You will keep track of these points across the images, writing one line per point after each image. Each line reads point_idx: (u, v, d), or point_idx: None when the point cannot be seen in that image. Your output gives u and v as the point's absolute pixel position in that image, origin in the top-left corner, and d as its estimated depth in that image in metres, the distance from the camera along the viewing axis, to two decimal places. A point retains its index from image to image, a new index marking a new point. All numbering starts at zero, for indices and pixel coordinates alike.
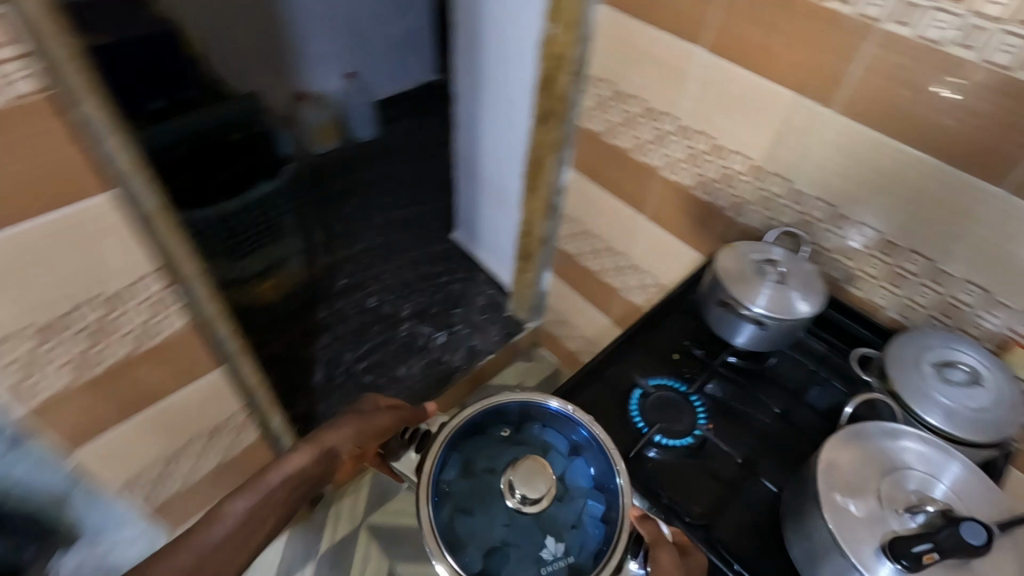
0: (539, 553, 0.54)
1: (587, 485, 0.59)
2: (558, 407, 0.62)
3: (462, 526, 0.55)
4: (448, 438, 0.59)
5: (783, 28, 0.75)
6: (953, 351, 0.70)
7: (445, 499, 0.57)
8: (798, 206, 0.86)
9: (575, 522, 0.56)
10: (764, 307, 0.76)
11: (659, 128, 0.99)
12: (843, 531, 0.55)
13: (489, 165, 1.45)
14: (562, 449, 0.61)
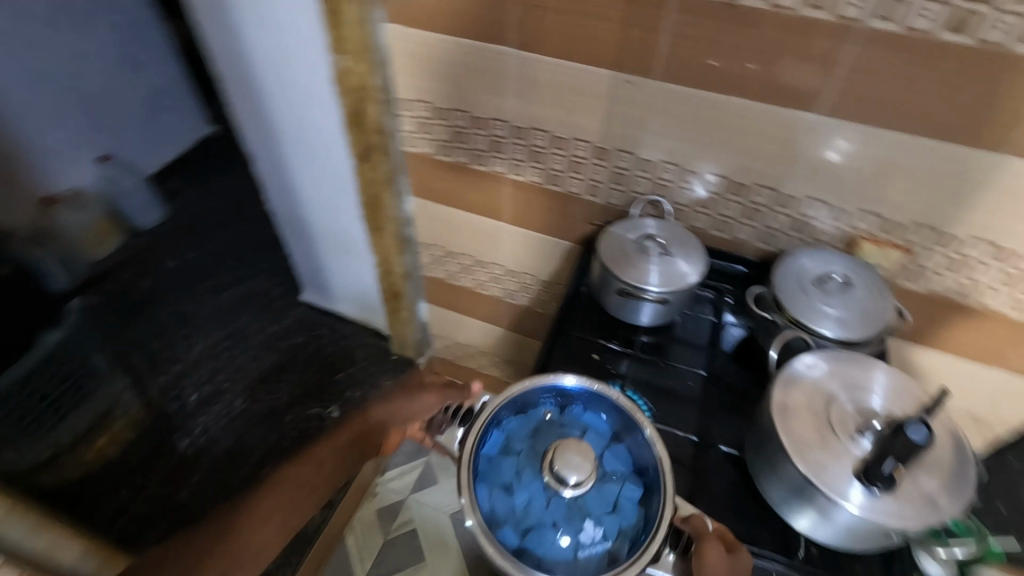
0: (577, 535, 0.63)
1: (624, 470, 0.68)
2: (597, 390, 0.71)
3: (503, 503, 0.64)
4: (492, 416, 0.68)
5: (584, 12, 0.74)
6: (824, 266, 0.78)
7: (487, 478, 0.65)
8: (648, 174, 0.88)
9: (611, 506, 0.65)
10: (659, 284, 0.78)
11: (492, 135, 0.95)
12: (817, 476, 0.58)
13: (316, 218, 1.29)
14: (599, 434, 0.71)
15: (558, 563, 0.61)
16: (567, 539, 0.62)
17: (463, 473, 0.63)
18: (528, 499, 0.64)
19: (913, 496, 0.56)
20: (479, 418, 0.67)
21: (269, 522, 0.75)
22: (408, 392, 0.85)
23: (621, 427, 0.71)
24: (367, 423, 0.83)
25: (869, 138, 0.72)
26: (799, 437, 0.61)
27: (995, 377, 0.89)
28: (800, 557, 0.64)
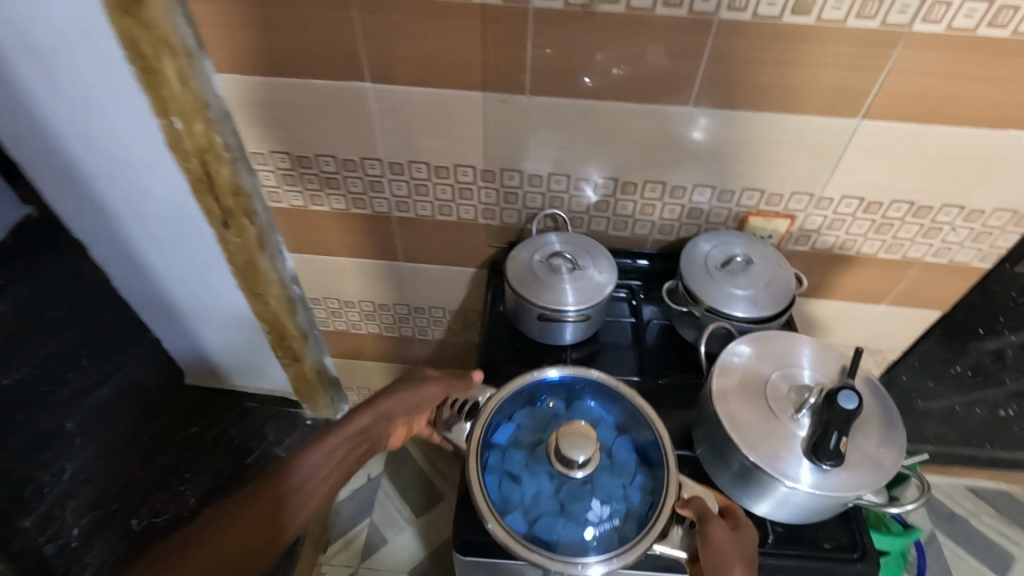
0: (587, 517, 0.63)
1: (635, 460, 0.68)
2: (600, 379, 0.73)
3: (511, 492, 0.65)
4: (499, 406, 0.71)
5: (443, 36, 0.69)
6: (727, 249, 0.79)
7: (495, 470, 0.67)
8: (541, 188, 0.85)
9: (620, 493, 0.65)
10: (576, 303, 0.75)
11: (367, 176, 0.87)
12: (767, 462, 0.59)
13: (184, 291, 1.10)
14: (608, 425, 0.71)
15: (568, 546, 0.61)
16: (575, 523, 0.63)
17: (471, 458, 0.65)
18: (537, 490, 0.65)
19: (857, 462, 0.59)
20: (485, 407, 0.70)
21: (259, 537, 0.62)
22: (413, 380, 0.76)
23: (631, 416, 0.71)
24: (375, 416, 0.72)
25: (725, 119, 0.74)
26: (745, 428, 0.61)
27: (878, 310, 0.98)
28: (769, 544, 0.65)
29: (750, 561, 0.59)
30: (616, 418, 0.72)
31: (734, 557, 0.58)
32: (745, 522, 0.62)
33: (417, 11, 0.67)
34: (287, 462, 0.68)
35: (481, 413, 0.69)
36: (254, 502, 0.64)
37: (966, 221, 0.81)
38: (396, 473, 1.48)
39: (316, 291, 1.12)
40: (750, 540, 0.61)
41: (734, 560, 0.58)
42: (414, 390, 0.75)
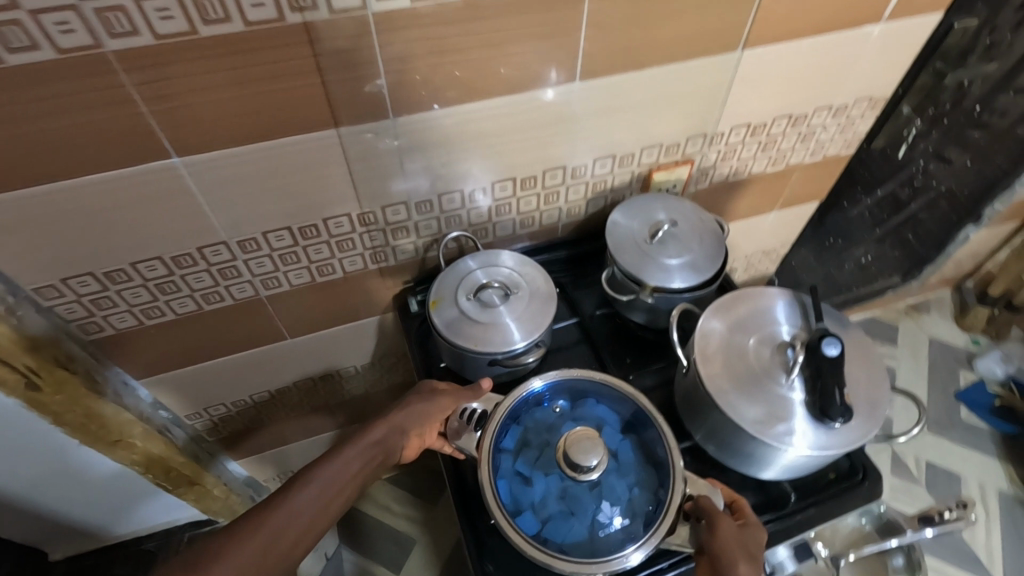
0: (597, 517, 0.57)
1: (643, 460, 0.61)
2: (603, 379, 0.65)
3: (522, 492, 0.59)
4: (507, 411, 0.63)
5: (264, 74, 0.51)
6: (649, 219, 0.75)
7: (507, 472, 0.60)
8: (432, 212, 0.73)
9: (629, 493, 0.58)
10: (526, 336, 0.65)
11: (214, 265, 0.67)
12: (781, 442, 0.56)
13: (13, 481, 0.79)
14: (613, 425, 0.63)
15: (574, 546, 0.55)
16: (583, 524, 0.57)
17: (481, 465, 0.59)
18: (547, 490, 0.59)
19: (862, 411, 0.57)
20: (495, 412, 0.62)
21: (285, 554, 0.52)
22: (422, 395, 0.64)
23: (638, 413, 0.63)
24: (390, 428, 0.61)
25: (612, 86, 0.66)
26: (748, 413, 0.58)
27: (769, 218, 1.02)
28: (793, 502, 0.65)
29: (758, 562, 0.52)
30: (624, 421, 0.64)
31: (737, 554, 0.51)
32: (751, 520, 0.55)
33: (220, 53, 0.48)
34: (302, 473, 0.57)
35: (489, 421, 0.62)
36: (268, 519, 0.53)
37: (834, 118, 0.84)
38: (353, 539, 1.32)
39: (189, 407, 0.89)
40: (757, 538, 0.53)
41: (737, 561, 0.51)
42: (422, 399, 0.64)
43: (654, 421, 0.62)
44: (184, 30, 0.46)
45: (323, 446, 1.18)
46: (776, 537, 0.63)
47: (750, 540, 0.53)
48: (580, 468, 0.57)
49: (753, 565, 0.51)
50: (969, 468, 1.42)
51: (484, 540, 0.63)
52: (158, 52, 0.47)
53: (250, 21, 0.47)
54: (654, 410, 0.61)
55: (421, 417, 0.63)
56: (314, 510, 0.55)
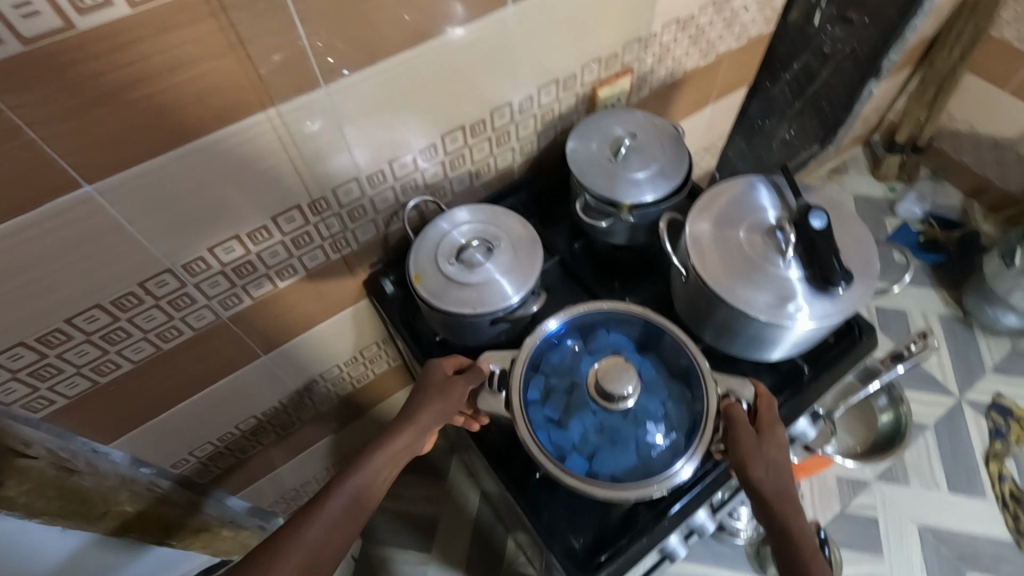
0: (642, 439, 0.56)
1: (666, 375, 0.61)
2: (609, 306, 0.64)
3: (563, 436, 0.57)
4: (526, 363, 0.60)
5: (167, 62, 0.43)
6: (607, 138, 0.72)
7: (543, 421, 0.58)
8: (385, 182, 0.67)
9: (665, 409, 0.58)
10: (519, 288, 0.62)
11: (163, 298, 0.59)
12: (792, 322, 0.57)
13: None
14: (629, 349, 0.63)
15: (628, 473, 0.55)
16: (630, 450, 0.56)
17: (517, 421, 0.56)
18: (585, 428, 0.57)
19: (858, 274, 0.60)
20: (515, 366, 0.59)
21: (327, 560, 0.50)
22: (437, 387, 0.60)
23: (650, 331, 0.63)
24: (415, 428, 0.58)
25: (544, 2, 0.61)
26: (756, 300, 0.58)
27: (705, 113, 1.03)
28: (807, 372, 0.68)
29: (779, 462, 0.54)
30: (638, 342, 0.63)
31: (754, 460, 0.53)
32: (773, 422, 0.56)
33: (108, 46, 0.40)
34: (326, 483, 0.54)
35: (513, 378, 0.59)
36: (297, 534, 0.50)
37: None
38: (374, 534, 1.30)
39: (173, 457, 0.82)
40: (779, 442, 0.55)
41: (756, 468, 0.53)
42: (440, 391, 0.59)
43: (672, 339, 0.62)
44: (57, 27, 0.38)
45: (321, 455, 1.12)
46: (801, 406, 0.66)
47: (772, 445, 0.55)
48: (612, 398, 0.57)
49: (772, 467, 0.53)
50: (912, 302, 1.55)
51: (536, 494, 0.62)
52: (31, 62, 0.38)
53: (135, 1, 0.39)
54: (670, 323, 0.61)
55: (442, 409, 0.59)
56: (346, 522, 0.52)
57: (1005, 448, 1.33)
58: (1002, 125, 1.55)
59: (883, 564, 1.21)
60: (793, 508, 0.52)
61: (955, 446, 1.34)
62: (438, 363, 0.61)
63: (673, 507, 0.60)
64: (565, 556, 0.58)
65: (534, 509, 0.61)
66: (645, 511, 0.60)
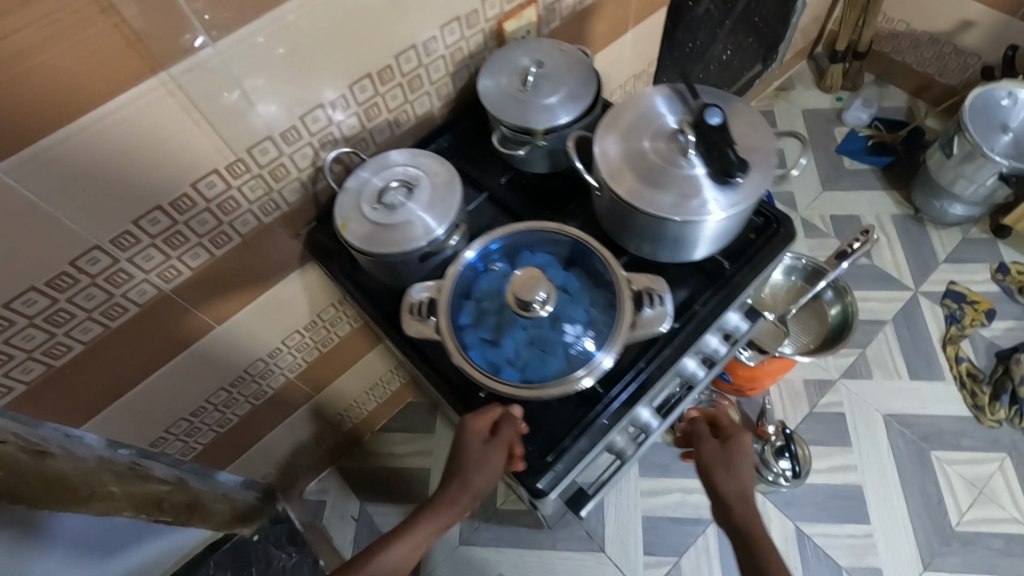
0: (569, 343, 0.59)
1: (591, 283, 0.64)
2: (528, 228, 0.66)
3: (496, 351, 0.61)
4: (452, 290, 0.63)
5: (42, 32, 0.45)
6: (516, 68, 0.74)
7: (475, 340, 0.61)
8: (302, 138, 0.68)
9: (589, 313, 0.61)
10: (441, 220, 0.65)
11: (98, 275, 0.61)
12: (704, 217, 0.61)
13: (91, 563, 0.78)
14: (554, 264, 0.65)
15: (557, 375, 0.59)
16: (558, 355, 0.59)
17: (448, 345, 0.60)
18: (516, 342, 0.61)
19: (758, 162, 0.62)
20: (441, 294, 0.62)
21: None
22: (475, 453, 0.62)
23: (571, 245, 0.66)
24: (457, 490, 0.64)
25: None
26: (668, 202, 0.61)
27: (627, 39, 1.04)
28: (729, 268, 0.71)
29: (741, 469, 0.64)
30: (561, 257, 0.66)
31: (716, 467, 0.65)
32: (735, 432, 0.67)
33: None
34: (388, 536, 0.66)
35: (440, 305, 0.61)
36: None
37: None
38: (371, 493, 1.35)
39: (150, 435, 0.85)
40: (740, 447, 0.65)
41: (714, 471, 0.64)
42: (480, 462, 0.62)
43: (590, 248, 0.65)
44: None
45: (304, 424, 1.16)
46: (726, 300, 0.70)
47: (735, 451, 0.65)
48: (532, 308, 0.60)
49: (733, 472, 0.64)
50: (864, 206, 1.59)
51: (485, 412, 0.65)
52: None
53: None
54: (586, 234, 0.63)
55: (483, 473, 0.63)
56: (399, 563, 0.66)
57: (960, 331, 1.39)
58: (935, 21, 1.56)
59: (852, 454, 1.28)
60: (752, 510, 0.62)
61: (914, 335, 1.40)
62: (470, 426, 0.62)
63: (610, 404, 0.65)
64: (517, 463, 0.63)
65: None
66: (586, 412, 0.64)
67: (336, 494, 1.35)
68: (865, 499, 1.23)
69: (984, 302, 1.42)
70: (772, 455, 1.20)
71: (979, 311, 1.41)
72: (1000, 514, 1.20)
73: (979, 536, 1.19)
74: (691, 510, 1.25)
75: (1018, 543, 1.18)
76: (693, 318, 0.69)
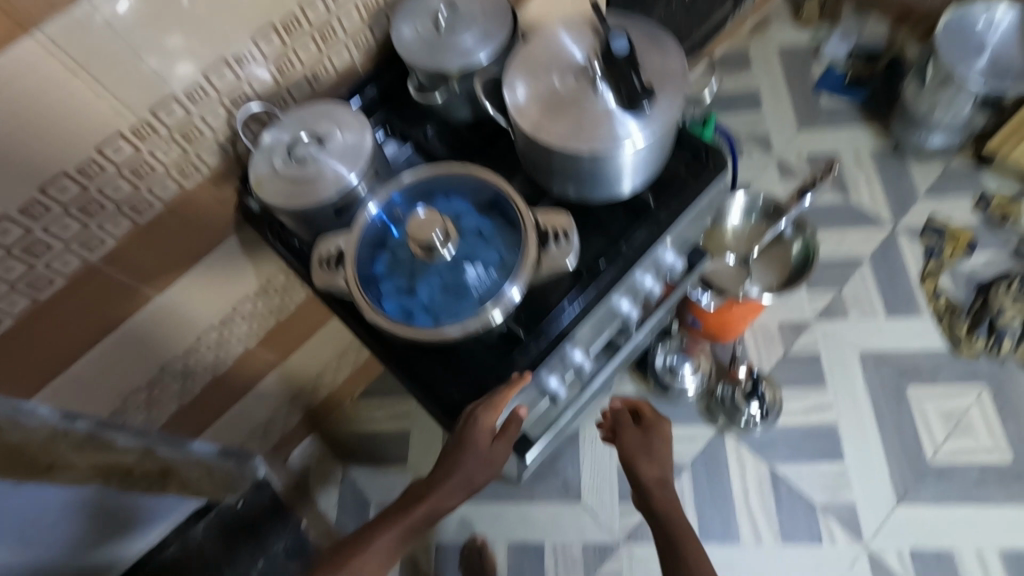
0: (478, 285, 0.59)
1: (503, 225, 0.62)
2: (441, 175, 0.65)
3: (409, 299, 0.60)
4: (363, 241, 0.62)
5: None
6: (428, 10, 0.71)
7: (389, 289, 0.61)
8: (211, 97, 0.67)
9: (499, 255, 0.60)
10: (351, 170, 0.64)
11: (14, 246, 0.62)
12: (621, 146, 0.59)
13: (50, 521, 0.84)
14: (468, 210, 0.64)
15: (467, 317, 0.58)
16: (468, 298, 0.59)
17: (358, 296, 0.60)
18: (428, 288, 0.60)
19: (666, 87, 0.60)
20: (350, 245, 0.61)
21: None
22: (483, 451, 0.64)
23: (485, 190, 0.64)
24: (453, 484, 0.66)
25: None
26: (579, 136, 0.60)
27: None
28: (654, 205, 0.70)
29: (660, 455, 0.68)
30: (475, 201, 0.64)
31: (638, 455, 0.68)
32: (655, 421, 0.70)
33: None
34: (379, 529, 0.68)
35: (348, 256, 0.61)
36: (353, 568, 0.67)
37: None
38: (353, 458, 1.38)
39: (110, 405, 0.87)
40: (660, 436, 0.68)
41: (637, 460, 0.68)
42: (485, 458, 0.65)
43: (501, 188, 0.64)
44: None
45: (275, 392, 1.18)
46: (650, 238, 0.69)
47: (655, 440, 0.68)
48: (434, 249, 0.58)
49: (654, 459, 0.67)
50: (843, 143, 1.54)
51: (411, 363, 0.66)
52: None
53: None
54: (494, 178, 0.62)
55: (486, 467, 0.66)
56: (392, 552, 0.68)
57: (939, 265, 1.35)
58: None
59: (827, 394, 1.27)
60: (671, 492, 0.67)
61: (892, 272, 1.37)
62: (483, 419, 0.62)
63: (532, 348, 0.65)
64: (444, 411, 0.66)
65: (414, 377, 0.66)
66: (509, 357, 0.65)
67: (318, 460, 1.39)
68: (840, 437, 1.23)
69: (966, 235, 1.38)
70: (742, 399, 1.21)
71: (959, 244, 1.37)
72: (976, 445, 1.20)
73: (955, 467, 1.19)
74: None
75: (993, 472, 1.18)
76: (618, 259, 0.69)
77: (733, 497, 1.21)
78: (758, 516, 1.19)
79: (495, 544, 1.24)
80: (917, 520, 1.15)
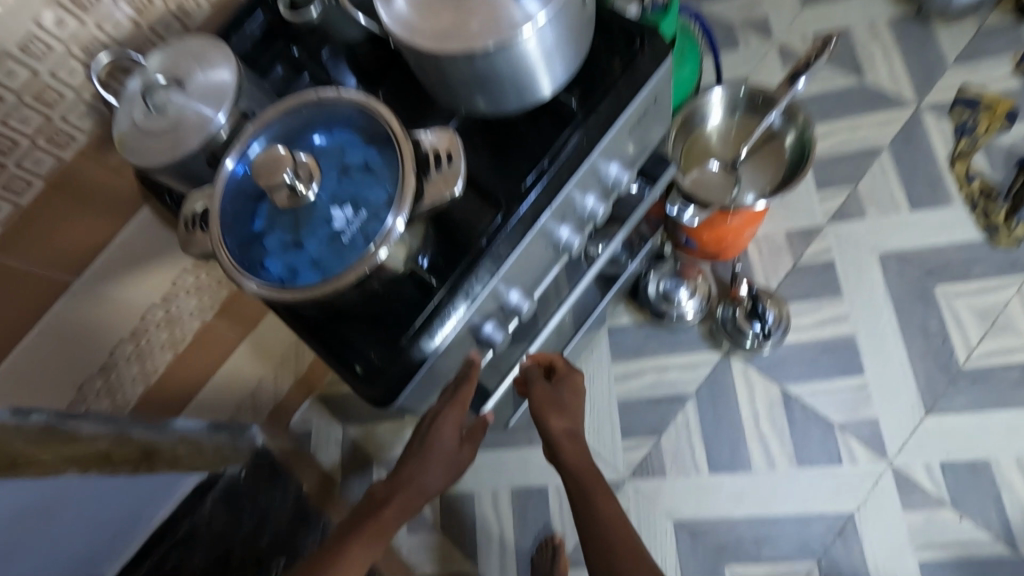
0: (362, 228, 0.50)
1: (385, 152, 0.52)
2: (311, 106, 0.54)
3: (288, 256, 0.51)
4: (229, 194, 0.53)
5: None
6: None
7: (266, 247, 0.52)
8: (57, 50, 0.60)
9: (381, 189, 0.50)
10: (218, 110, 0.55)
11: None
12: (516, 34, 0.48)
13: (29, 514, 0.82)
14: (347, 140, 0.53)
15: (351, 264, 0.49)
16: (351, 243, 0.50)
17: (226, 258, 0.51)
18: (307, 239, 0.51)
19: None
20: (213, 202, 0.52)
21: None
22: (450, 446, 0.67)
23: (364, 115, 0.54)
24: (418, 484, 0.67)
25: None
26: (460, 33, 0.49)
27: None
28: (579, 110, 0.59)
29: (570, 408, 0.72)
30: (354, 130, 0.54)
31: (549, 409, 0.71)
32: (566, 374, 0.74)
33: None
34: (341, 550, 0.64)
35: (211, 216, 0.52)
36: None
37: None
38: (353, 418, 1.39)
39: (65, 396, 0.85)
40: (570, 388, 0.73)
41: (548, 414, 0.71)
42: (450, 457, 0.68)
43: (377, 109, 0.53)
44: None
45: (254, 361, 1.15)
46: (577, 147, 0.58)
47: (567, 391, 0.73)
48: (298, 194, 0.49)
49: (564, 412, 0.72)
50: (854, 15, 1.33)
51: (316, 329, 0.59)
52: None
53: None
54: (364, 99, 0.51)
55: (450, 467, 0.68)
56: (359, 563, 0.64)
57: (972, 144, 1.18)
58: None
59: (842, 304, 1.15)
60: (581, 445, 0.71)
61: (914, 158, 1.20)
62: (447, 417, 0.64)
63: (449, 291, 0.56)
64: (359, 374, 0.57)
65: (322, 345, 0.58)
66: (425, 306, 0.57)
67: (319, 421, 1.41)
68: (858, 348, 1.12)
69: (1004, 104, 1.19)
70: (743, 320, 1.11)
71: (996, 115, 1.18)
72: (1016, 342, 1.07)
73: (992, 369, 1.07)
74: (667, 388, 1.18)
75: None
76: (540, 176, 0.58)
77: (741, 420, 1.13)
78: (770, 441, 1.11)
79: (499, 490, 1.22)
80: (948, 429, 1.05)
